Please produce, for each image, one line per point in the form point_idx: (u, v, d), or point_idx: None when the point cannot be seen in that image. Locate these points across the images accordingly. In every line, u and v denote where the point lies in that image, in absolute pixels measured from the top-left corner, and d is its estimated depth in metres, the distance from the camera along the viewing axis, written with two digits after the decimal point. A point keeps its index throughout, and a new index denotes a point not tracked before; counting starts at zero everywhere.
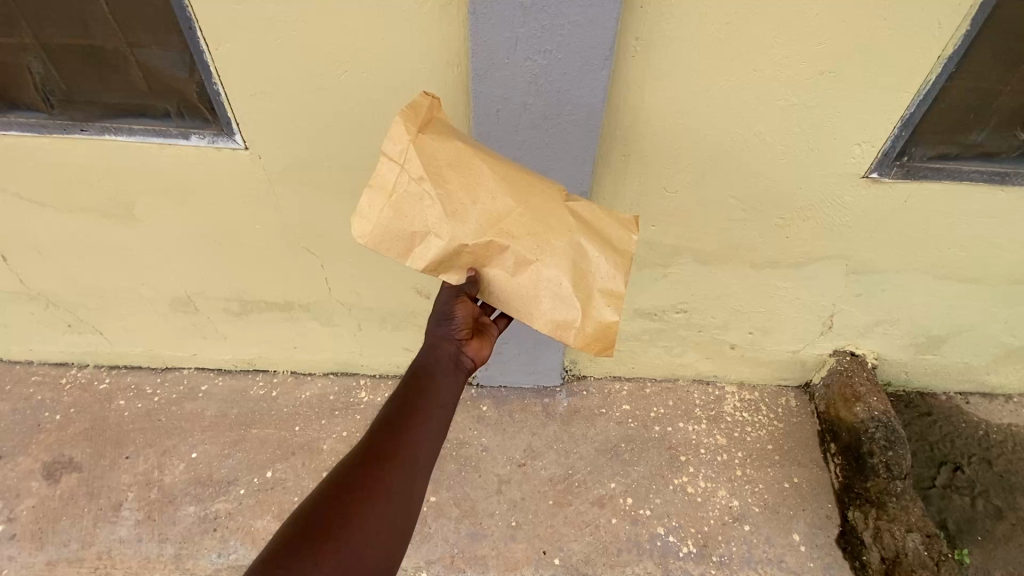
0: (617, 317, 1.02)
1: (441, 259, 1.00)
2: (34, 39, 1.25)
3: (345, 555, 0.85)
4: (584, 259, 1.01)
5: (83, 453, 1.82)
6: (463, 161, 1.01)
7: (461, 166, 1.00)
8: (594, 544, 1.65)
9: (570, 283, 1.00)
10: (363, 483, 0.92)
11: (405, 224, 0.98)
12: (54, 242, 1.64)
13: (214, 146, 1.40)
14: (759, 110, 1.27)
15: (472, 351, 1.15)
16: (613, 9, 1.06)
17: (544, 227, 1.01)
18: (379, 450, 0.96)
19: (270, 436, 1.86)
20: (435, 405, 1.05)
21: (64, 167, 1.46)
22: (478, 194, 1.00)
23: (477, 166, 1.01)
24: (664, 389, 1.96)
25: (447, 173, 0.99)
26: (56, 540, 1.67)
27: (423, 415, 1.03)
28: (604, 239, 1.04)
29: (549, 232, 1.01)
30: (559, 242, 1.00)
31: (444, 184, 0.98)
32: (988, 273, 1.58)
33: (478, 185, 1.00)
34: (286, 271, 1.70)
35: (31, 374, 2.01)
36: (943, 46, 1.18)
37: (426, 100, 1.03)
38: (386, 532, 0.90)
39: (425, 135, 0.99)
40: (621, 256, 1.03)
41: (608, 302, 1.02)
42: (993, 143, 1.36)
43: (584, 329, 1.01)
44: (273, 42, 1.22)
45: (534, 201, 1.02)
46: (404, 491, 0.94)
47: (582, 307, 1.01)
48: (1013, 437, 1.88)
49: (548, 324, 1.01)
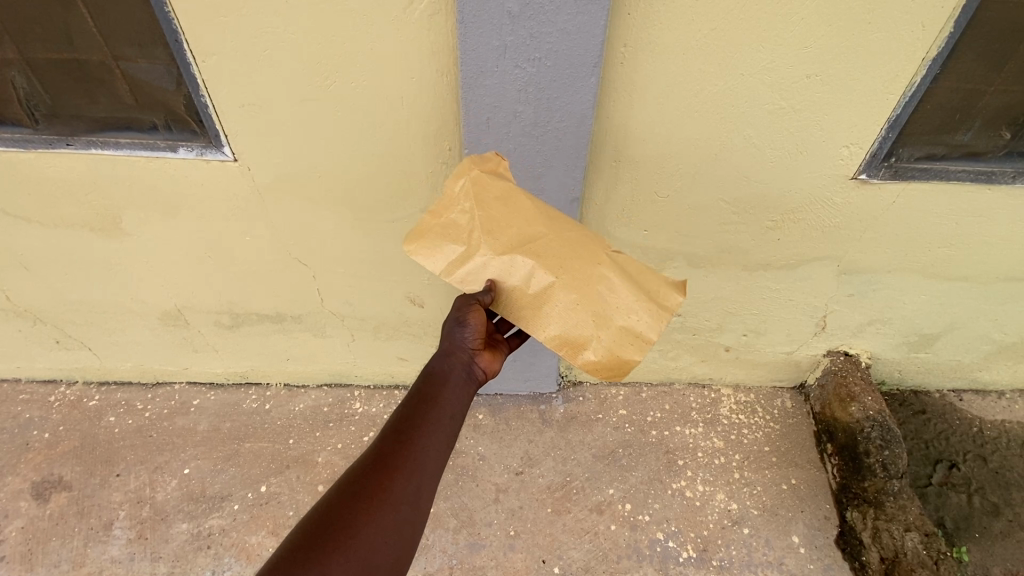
0: (637, 354, 1.01)
1: (472, 273, 1.02)
2: (17, 55, 1.24)
3: (352, 561, 0.83)
4: (611, 293, 1.01)
5: (73, 472, 1.79)
6: (511, 195, 1.05)
7: (507, 198, 1.04)
8: (594, 551, 1.63)
9: (592, 312, 1.01)
10: (374, 490, 0.90)
11: (447, 240, 1.03)
12: (41, 257, 1.62)
13: (203, 157, 1.39)
14: (748, 113, 1.28)
15: (484, 363, 1.14)
16: (601, 16, 1.06)
17: (573, 257, 1.02)
18: (391, 457, 0.94)
19: (264, 449, 1.84)
20: (446, 415, 1.04)
21: (50, 182, 1.44)
22: (518, 220, 1.03)
23: (523, 201, 1.05)
24: (659, 393, 1.96)
25: (494, 203, 1.03)
26: (46, 561, 1.63)
27: (436, 422, 1.01)
28: (638, 284, 1.03)
29: (578, 262, 1.02)
30: (589, 275, 1.01)
31: (487, 207, 1.02)
32: (976, 272, 1.59)
33: (519, 214, 1.04)
34: (278, 283, 1.68)
35: (19, 392, 1.97)
36: (928, 47, 1.19)
37: (492, 156, 1.11)
38: (392, 540, 0.88)
39: (481, 171, 1.06)
40: (654, 304, 1.01)
41: (633, 341, 1.01)
42: (979, 142, 1.37)
43: (596, 354, 1.02)
44: (262, 55, 1.21)
45: (569, 236, 1.05)
46: (412, 500, 0.92)
47: (607, 342, 1.01)
48: (1007, 434, 1.89)
49: (559, 343, 1.02)
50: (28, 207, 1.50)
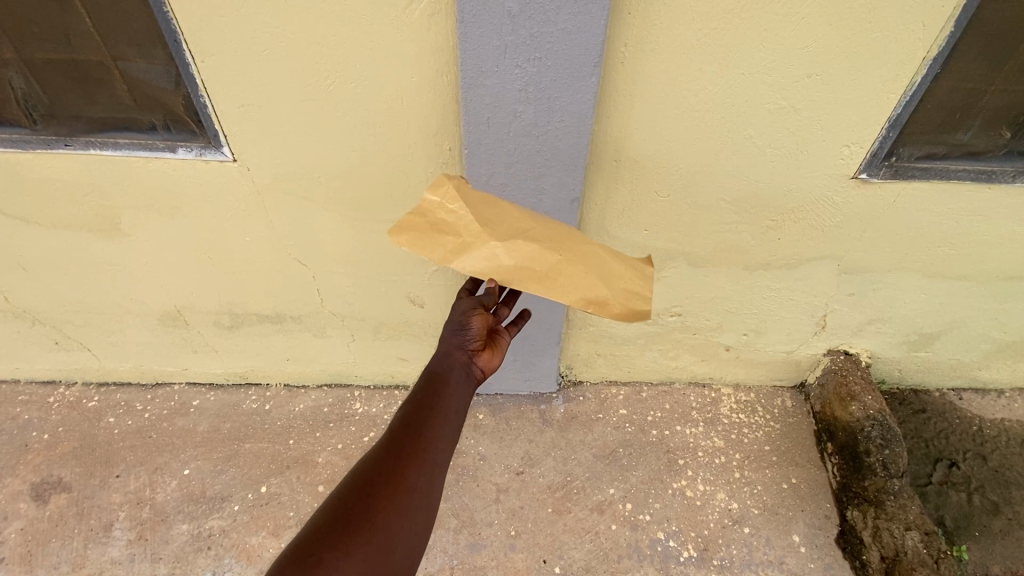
0: (645, 304, 1.07)
1: (476, 259, 1.01)
2: (15, 54, 1.23)
3: (370, 549, 0.82)
4: (602, 260, 1.09)
5: (72, 473, 1.79)
6: (489, 199, 1.11)
7: (487, 201, 1.10)
8: (594, 551, 1.63)
9: (596, 275, 1.06)
10: (388, 480, 0.90)
11: (443, 236, 1.02)
12: (40, 257, 1.61)
13: (202, 158, 1.38)
14: (749, 113, 1.28)
15: (483, 361, 1.14)
16: (601, 15, 1.06)
17: (561, 239, 1.10)
18: (402, 448, 0.94)
19: (264, 450, 1.83)
20: (453, 408, 1.04)
21: (49, 183, 1.43)
22: (504, 215, 1.08)
23: (500, 204, 1.11)
24: (660, 392, 1.96)
25: (480, 205, 1.07)
26: (46, 563, 1.63)
27: (443, 415, 1.02)
28: (618, 257, 1.14)
29: (566, 241, 1.09)
30: (581, 250, 1.09)
31: (475, 205, 1.06)
32: (976, 271, 1.60)
33: (503, 211, 1.09)
34: (278, 283, 1.68)
35: (18, 393, 1.97)
36: (928, 46, 1.18)
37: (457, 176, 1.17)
38: (409, 528, 0.87)
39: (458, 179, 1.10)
40: (637, 269, 1.13)
41: (636, 296, 1.08)
42: (980, 141, 1.37)
43: (615, 307, 1.04)
44: (261, 55, 1.21)
45: (549, 225, 1.13)
46: (423, 496, 0.91)
47: (617, 298, 1.05)
48: (1006, 432, 1.89)
49: (581, 302, 1.02)
50: (27, 208, 1.49)
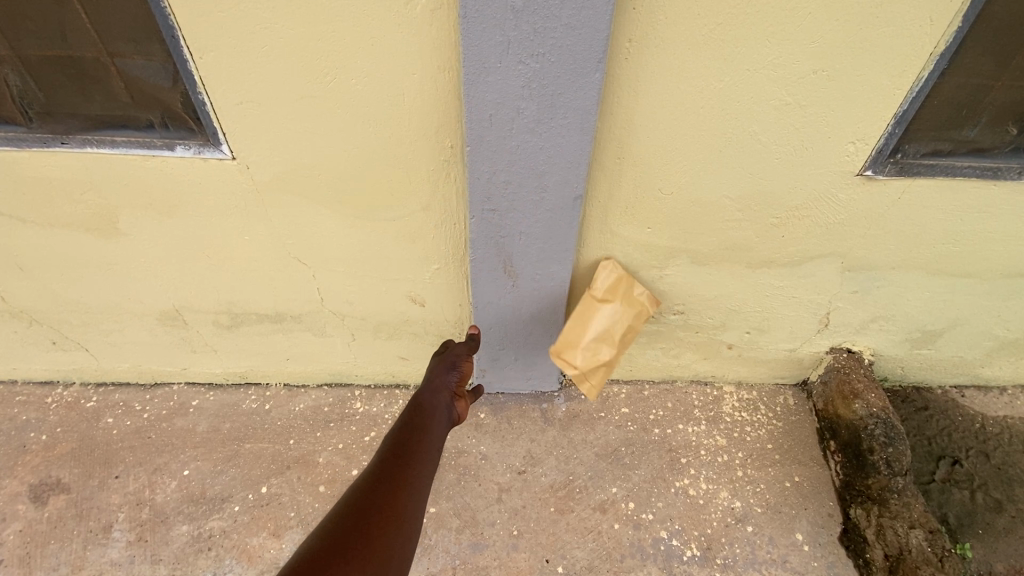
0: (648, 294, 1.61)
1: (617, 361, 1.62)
2: (10, 52, 1.21)
3: (376, 561, 0.86)
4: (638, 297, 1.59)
5: (71, 474, 1.77)
6: (596, 352, 1.56)
7: (598, 355, 1.56)
8: (597, 551, 1.63)
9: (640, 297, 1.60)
10: (379, 506, 0.96)
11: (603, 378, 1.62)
12: (36, 257, 1.59)
13: (201, 156, 1.37)
14: (754, 110, 1.27)
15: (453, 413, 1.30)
16: (606, 10, 1.04)
17: (624, 312, 1.57)
18: (385, 485, 1.01)
19: (264, 451, 1.82)
20: (427, 449, 1.15)
21: (45, 182, 1.42)
22: (608, 350, 1.57)
23: (597, 346, 1.56)
24: (662, 390, 1.95)
25: (601, 364, 1.58)
26: (44, 565, 1.62)
27: (421, 455, 1.13)
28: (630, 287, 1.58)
29: (625, 310, 1.58)
30: (632, 303, 1.59)
31: (600, 362, 1.57)
32: (980, 268, 1.59)
33: (605, 348, 1.57)
34: (278, 283, 1.67)
35: (16, 394, 1.95)
36: (935, 42, 1.17)
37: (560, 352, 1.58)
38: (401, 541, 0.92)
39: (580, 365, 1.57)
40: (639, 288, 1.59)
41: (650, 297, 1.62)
42: (985, 138, 1.36)
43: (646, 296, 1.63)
44: (261, 51, 1.19)
45: (612, 312, 1.56)
46: (409, 516, 0.97)
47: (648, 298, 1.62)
48: (1009, 430, 1.89)
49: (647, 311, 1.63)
50: (24, 207, 1.47)
